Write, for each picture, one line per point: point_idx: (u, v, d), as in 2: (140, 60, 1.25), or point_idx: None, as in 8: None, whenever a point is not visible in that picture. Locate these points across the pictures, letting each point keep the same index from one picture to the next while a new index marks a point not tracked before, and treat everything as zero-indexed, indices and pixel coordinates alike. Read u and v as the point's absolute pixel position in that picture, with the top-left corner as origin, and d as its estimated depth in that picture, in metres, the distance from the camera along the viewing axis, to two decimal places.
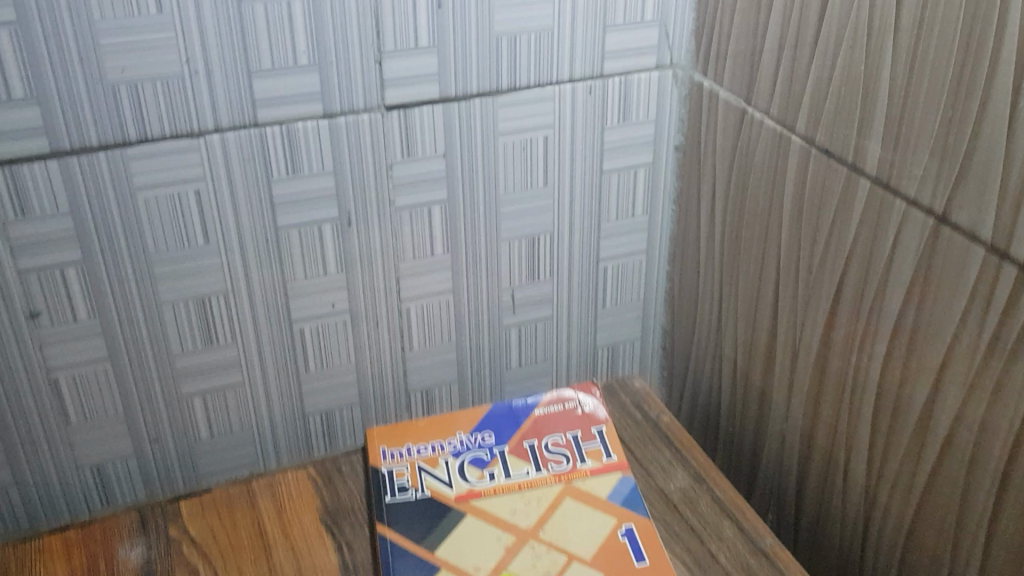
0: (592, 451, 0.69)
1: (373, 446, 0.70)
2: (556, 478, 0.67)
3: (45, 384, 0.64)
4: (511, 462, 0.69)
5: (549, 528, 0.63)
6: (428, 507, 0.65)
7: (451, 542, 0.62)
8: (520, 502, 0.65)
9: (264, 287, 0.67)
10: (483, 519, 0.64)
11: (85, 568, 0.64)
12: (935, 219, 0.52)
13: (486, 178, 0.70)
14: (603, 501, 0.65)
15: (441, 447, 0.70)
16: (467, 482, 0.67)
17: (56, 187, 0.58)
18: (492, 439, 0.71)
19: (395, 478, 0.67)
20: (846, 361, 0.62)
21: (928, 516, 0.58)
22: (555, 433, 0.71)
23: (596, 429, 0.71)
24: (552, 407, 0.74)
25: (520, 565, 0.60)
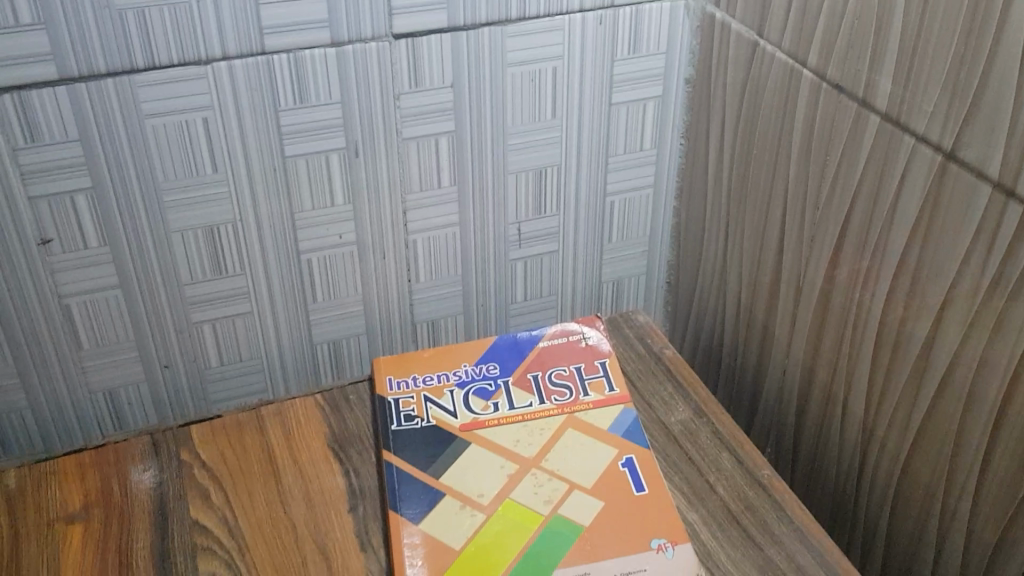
0: (595, 383, 0.70)
1: (379, 376, 0.71)
2: (559, 409, 0.68)
3: (57, 310, 0.65)
4: (515, 393, 0.70)
5: (551, 457, 0.64)
6: (434, 435, 0.66)
7: (456, 470, 0.64)
8: (523, 431, 0.67)
9: (272, 217, 0.67)
10: (486, 448, 0.65)
11: (99, 489, 0.65)
12: (943, 156, 0.52)
13: (494, 109, 0.69)
14: (604, 432, 0.66)
15: (446, 377, 0.71)
16: (471, 412, 0.68)
17: (64, 113, 0.58)
18: (497, 370, 0.72)
19: (401, 408, 0.69)
20: (849, 298, 0.62)
21: (923, 450, 0.59)
22: (559, 365, 0.72)
23: (599, 362, 0.72)
24: (556, 339, 0.74)
25: (522, 493, 0.62)
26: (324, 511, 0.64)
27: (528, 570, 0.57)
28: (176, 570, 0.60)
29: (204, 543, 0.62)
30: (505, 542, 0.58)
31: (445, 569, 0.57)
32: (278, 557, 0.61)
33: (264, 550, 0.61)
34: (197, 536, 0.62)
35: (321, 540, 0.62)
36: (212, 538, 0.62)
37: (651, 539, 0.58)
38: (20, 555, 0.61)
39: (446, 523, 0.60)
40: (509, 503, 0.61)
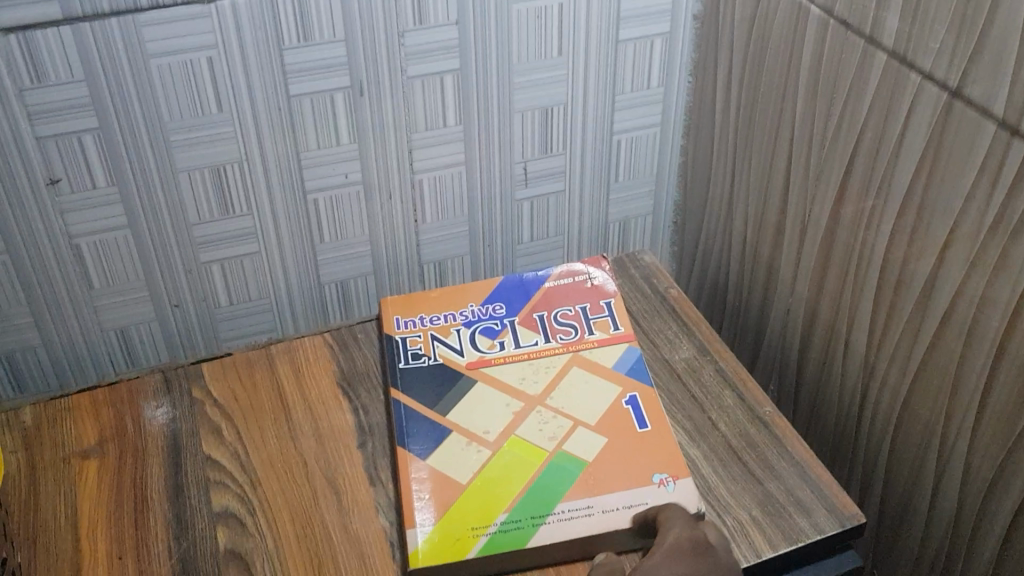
0: (600, 323, 0.71)
1: (387, 315, 0.72)
2: (564, 348, 0.69)
3: (67, 250, 0.66)
4: (521, 332, 0.71)
5: (556, 395, 0.65)
6: (441, 373, 0.67)
7: (462, 407, 0.65)
8: (528, 370, 0.67)
9: (278, 157, 0.68)
10: (492, 386, 0.66)
11: (113, 425, 0.67)
12: (949, 94, 0.52)
13: (500, 47, 0.69)
14: (609, 370, 0.67)
15: (453, 316, 0.72)
16: (478, 350, 0.69)
17: (69, 53, 0.58)
18: (503, 309, 0.72)
19: (408, 346, 0.70)
20: (854, 237, 0.63)
21: (924, 386, 0.60)
22: (564, 305, 0.73)
23: (604, 301, 0.73)
24: (562, 279, 0.75)
25: (528, 429, 0.63)
26: (333, 447, 0.65)
27: (532, 504, 0.58)
28: (190, 503, 0.62)
29: (217, 477, 0.63)
30: (510, 477, 0.60)
31: (452, 502, 0.58)
32: (289, 491, 0.62)
33: (275, 484, 0.63)
34: (209, 471, 0.64)
35: (331, 475, 0.64)
36: (225, 473, 0.64)
37: (653, 474, 0.59)
38: (38, 489, 0.63)
39: (453, 458, 0.61)
40: (514, 439, 0.62)
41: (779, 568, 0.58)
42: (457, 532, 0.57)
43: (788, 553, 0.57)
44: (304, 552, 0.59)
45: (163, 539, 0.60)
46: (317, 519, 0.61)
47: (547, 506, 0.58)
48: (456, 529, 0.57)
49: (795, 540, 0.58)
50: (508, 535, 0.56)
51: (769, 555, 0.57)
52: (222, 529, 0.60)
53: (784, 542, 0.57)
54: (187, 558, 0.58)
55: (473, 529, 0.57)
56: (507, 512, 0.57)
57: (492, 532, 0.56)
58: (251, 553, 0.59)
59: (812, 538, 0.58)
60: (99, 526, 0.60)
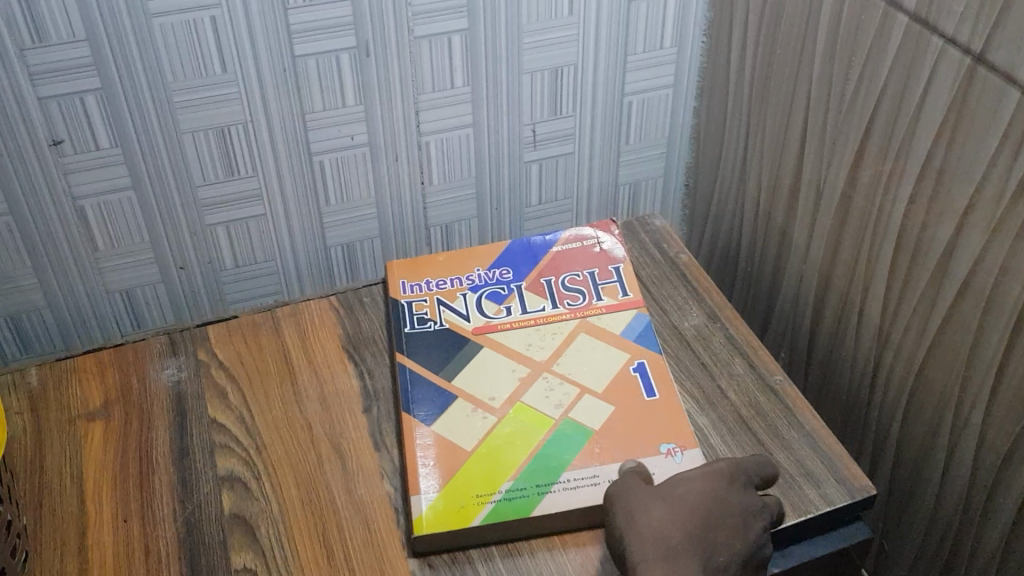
0: (608, 289, 0.70)
1: (393, 280, 0.72)
2: (572, 313, 0.68)
3: (71, 212, 0.65)
4: (528, 297, 0.70)
5: (563, 361, 0.65)
6: (447, 338, 0.67)
7: (468, 373, 0.64)
8: (535, 335, 0.67)
9: (284, 118, 0.67)
10: (498, 351, 0.66)
11: (119, 388, 0.67)
12: (972, 59, 0.50)
13: (510, 6, 0.67)
14: (616, 337, 0.66)
15: (460, 281, 0.71)
16: (484, 315, 0.68)
17: (71, 11, 0.57)
18: (510, 274, 0.72)
19: (414, 311, 0.69)
20: (869, 204, 0.61)
21: (939, 357, 0.59)
22: (572, 270, 0.72)
23: (613, 267, 0.72)
24: (570, 244, 0.74)
25: (534, 396, 0.62)
26: (339, 412, 0.65)
27: (538, 472, 0.58)
28: (196, 467, 0.62)
29: (222, 441, 0.63)
30: (515, 445, 0.59)
31: (456, 470, 0.58)
32: (294, 456, 0.62)
33: (280, 449, 0.63)
34: (215, 435, 0.64)
35: (336, 440, 0.63)
36: (230, 437, 0.64)
37: (660, 444, 0.59)
38: (44, 451, 0.63)
39: (458, 425, 0.61)
40: (520, 406, 0.62)
41: (787, 539, 0.58)
42: (462, 500, 0.56)
43: (796, 524, 0.57)
44: (309, 517, 0.59)
45: (168, 502, 0.60)
46: (323, 484, 0.61)
47: (552, 475, 0.57)
48: (460, 497, 0.56)
49: (803, 512, 0.57)
50: (512, 504, 0.56)
51: (777, 526, 0.56)
52: (227, 493, 0.60)
53: (793, 514, 0.57)
54: (192, 521, 0.59)
55: (477, 497, 0.56)
56: (512, 480, 0.57)
57: (497, 500, 0.56)
58: (256, 518, 0.59)
59: (820, 510, 0.57)
60: (106, 489, 0.60)
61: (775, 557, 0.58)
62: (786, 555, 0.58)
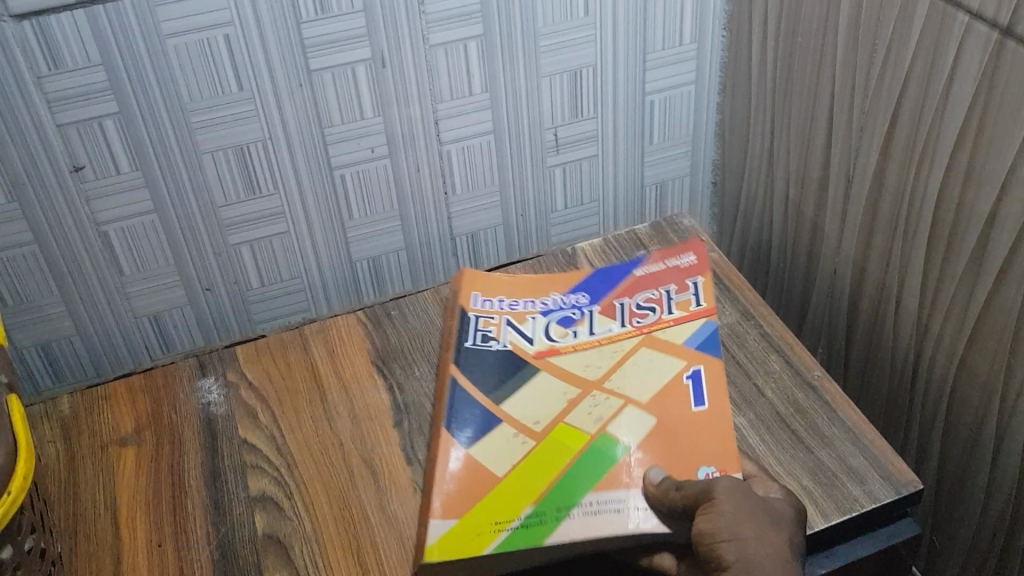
0: (681, 302, 0.68)
1: (465, 292, 0.70)
2: (637, 331, 0.66)
3: (95, 237, 0.65)
4: (599, 319, 0.68)
5: (618, 378, 0.62)
6: (500, 355, 0.65)
7: (518, 398, 0.62)
8: (594, 358, 0.65)
9: (303, 133, 0.66)
10: (555, 374, 0.64)
11: (150, 413, 0.66)
12: (1000, 33, 0.48)
13: (525, 9, 0.66)
14: (679, 350, 0.64)
15: (532, 304, 0.69)
16: (549, 338, 0.66)
17: (84, 37, 0.57)
18: (585, 298, 0.70)
19: (480, 328, 0.67)
20: (901, 190, 0.60)
21: (981, 343, 0.57)
22: (649, 289, 0.69)
23: (690, 281, 0.69)
24: (651, 266, 0.71)
25: (578, 416, 0.60)
26: (370, 427, 0.65)
27: (560, 499, 0.55)
28: (228, 489, 0.61)
29: (253, 462, 0.63)
30: (545, 470, 0.57)
31: (482, 496, 0.56)
32: (326, 474, 0.62)
33: (312, 468, 0.62)
34: (246, 455, 0.63)
35: (368, 456, 0.63)
36: (262, 457, 0.63)
37: (697, 469, 0.55)
38: (77, 478, 0.63)
39: (496, 448, 0.59)
40: (564, 427, 0.60)
41: (832, 539, 0.55)
42: (478, 526, 0.54)
43: (840, 522, 0.54)
44: (342, 535, 0.58)
45: (201, 525, 0.59)
46: (355, 501, 0.60)
47: (573, 497, 0.55)
48: (478, 523, 0.54)
49: (847, 509, 0.55)
50: (529, 530, 0.53)
51: (820, 525, 0.54)
52: (260, 513, 0.60)
53: (837, 511, 0.55)
54: (225, 544, 0.58)
55: (496, 523, 0.54)
56: (532, 506, 0.54)
57: (514, 526, 0.53)
58: (290, 538, 0.58)
59: (865, 507, 0.55)
60: (139, 513, 0.60)
61: (819, 557, 0.55)
62: (831, 555, 0.55)
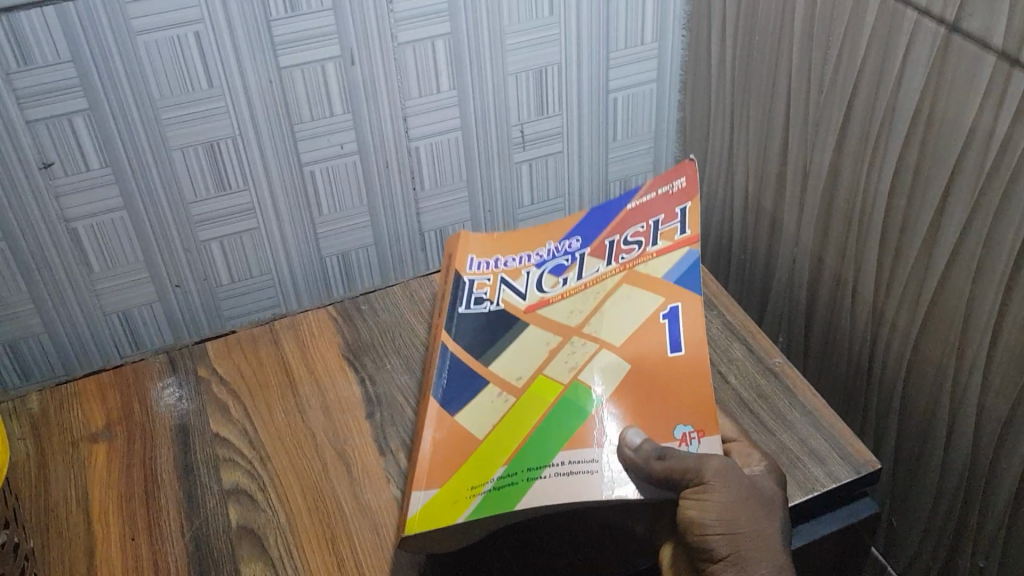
0: (666, 232, 0.58)
1: (462, 253, 0.64)
2: (619, 267, 0.58)
3: (65, 234, 0.65)
4: (588, 262, 0.61)
5: (598, 321, 0.57)
6: (492, 316, 0.59)
7: (500, 354, 0.57)
8: (578, 297, 0.58)
9: (273, 130, 0.67)
10: (537, 321, 0.58)
11: (121, 409, 0.67)
12: (947, 29, 0.51)
13: (490, 8, 0.68)
14: (658, 283, 0.56)
15: (527, 258, 0.63)
16: (540, 290, 0.60)
17: (53, 33, 0.58)
18: (578, 241, 0.62)
19: (474, 290, 0.61)
20: (856, 182, 0.62)
21: (934, 329, 0.59)
22: (638, 222, 0.60)
23: (678, 208, 0.59)
24: (646, 196, 0.62)
25: (555, 366, 0.55)
26: (342, 420, 0.65)
27: (532, 456, 0.50)
28: (201, 482, 0.62)
29: (226, 455, 0.63)
30: (517, 428, 0.52)
31: (458, 465, 0.51)
32: (299, 465, 0.62)
33: (285, 460, 0.63)
34: (218, 448, 0.64)
35: (341, 448, 0.63)
36: (235, 450, 0.64)
37: (674, 428, 0.51)
38: (49, 475, 0.63)
39: (474, 412, 0.54)
40: (541, 381, 0.55)
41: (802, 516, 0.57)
42: (454, 493, 0.49)
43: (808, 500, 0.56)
44: (317, 524, 0.59)
45: (175, 518, 0.59)
46: (329, 491, 0.61)
47: (547, 455, 0.50)
48: (453, 491, 0.50)
49: (809, 489, 0.57)
50: (505, 490, 0.49)
51: (792, 501, 0.56)
52: (234, 505, 0.60)
53: (799, 492, 0.57)
54: (200, 536, 0.58)
55: (470, 490, 0.49)
56: (504, 467, 0.50)
57: (489, 489, 0.49)
58: (264, 528, 0.58)
59: (827, 487, 0.57)
60: (112, 508, 0.60)
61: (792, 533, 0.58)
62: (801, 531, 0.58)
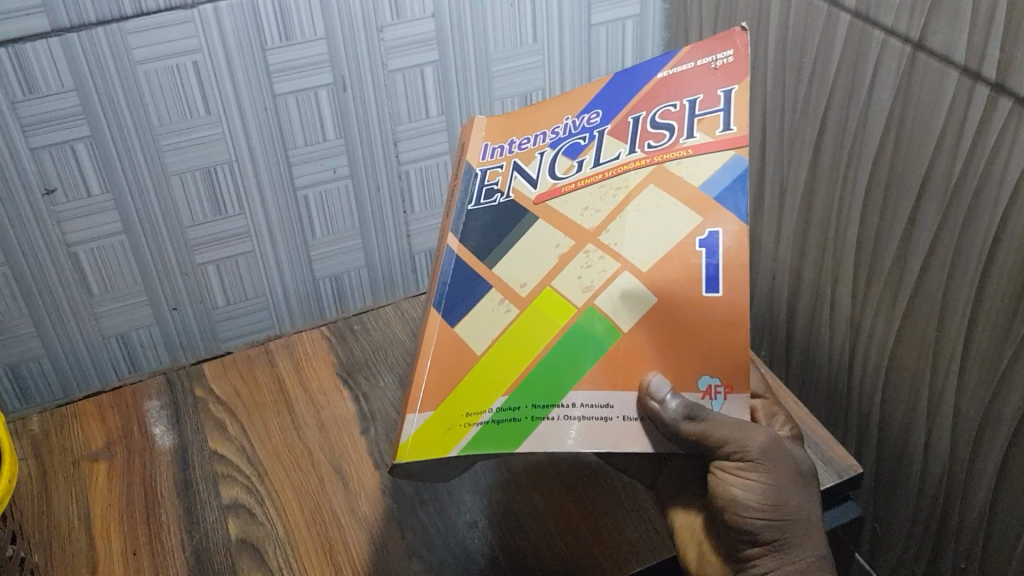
0: (706, 121, 0.47)
1: (475, 141, 0.55)
2: (647, 159, 0.48)
3: (65, 258, 0.67)
4: (608, 146, 0.50)
5: (617, 230, 0.47)
6: (502, 212, 0.51)
7: (511, 254, 0.49)
8: (595, 191, 0.48)
9: (268, 155, 0.69)
10: (549, 218, 0.49)
11: (120, 431, 0.69)
12: (912, 47, 0.53)
13: (477, 38, 0.71)
14: (691, 193, 0.46)
15: (543, 137, 0.53)
16: (552, 176, 0.50)
17: (58, 62, 0.60)
18: (599, 115, 0.51)
19: (485, 181, 0.53)
20: (831, 197, 0.64)
21: (908, 336, 0.61)
22: (669, 100, 0.49)
23: (722, 90, 0.48)
24: (681, 67, 0.50)
25: (566, 277, 0.47)
26: (337, 435, 0.67)
27: (538, 389, 0.46)
28: (201, 497, 0.63)
29: (225, 471, 0.65)
30: (523, 348, 0.47)
31: (457, 383, 0.47)
32: (296, 480, 0.64)
33: (282, 474, 0.64)
34: (216, 465, 0.65)
35: (337, 462, 0.65)
36: (232, 466, 0.65)
37: (699, 377, 0.45)
38: (51, 494, 0.64)
39: (479, 324, 0.48)
40: (550, 295, 0.47)
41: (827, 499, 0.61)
42: (448, 418, 0.46)
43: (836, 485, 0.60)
44: (315, 536, 0.60)
45: (175, 533, 0.61)
46: (326, 504, 0.62)
47: (555, 394, 0.45)
48: (448, 415, 0.46)
49: None
50: (502, 431, 0.45)
51: (825, 483, 0.60)
52: (233, 519, 0.61)
53: None
54: (200, 549, 0.60)
55: (465, 417, 0.46)
56: (505, 397, 0.46)
57: (486, 422, 0.45)
58: (264, 541, 0.60)
59: None
60: (113, 523, 0.62)
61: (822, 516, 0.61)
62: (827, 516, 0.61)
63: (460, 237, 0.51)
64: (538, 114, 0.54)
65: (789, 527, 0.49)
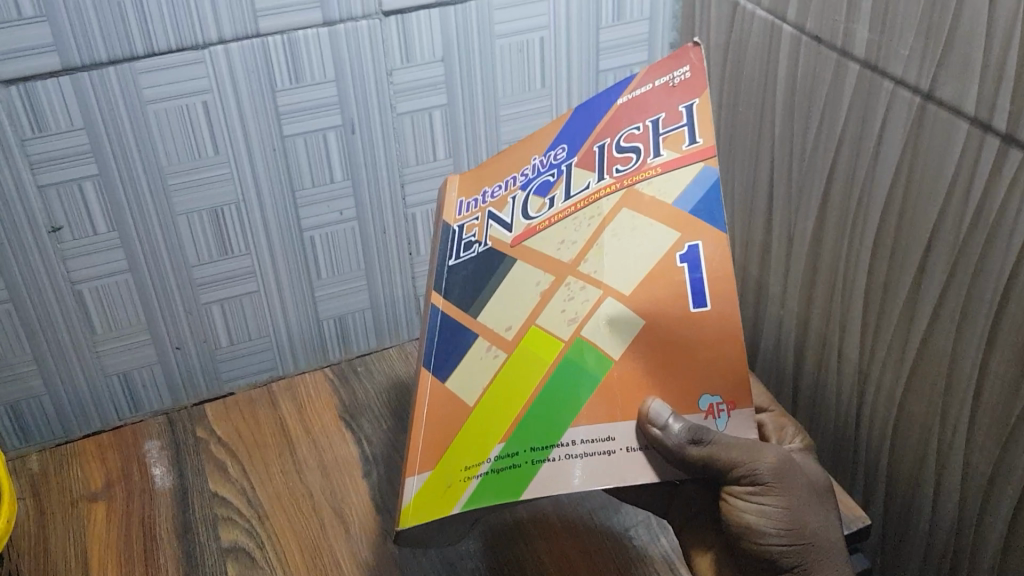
0: (671, 138, 0.46)
1: (450, 200, 0.56)
2: (618, 185, 0.47)
3: (69, 295, 0.67)
4: (575, 177, 0.49)
5: (596, 258, 0.46)
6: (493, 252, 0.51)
7: (497, 299, 0.49)
8: (570, 223, 0.48)
9: (275, 195, 0.69)
10: (528, 258, 0.49)
11: (120, 471, 0.68)
12: (921, 97, 0.54)
13: (485, 85, 0.71)
14: (667, 211, 0.45)
15: (512, 181, 0.53)
16: (526, 217, 0.50)
17: (69, 101, 0.60)
18: (565, 150, 0.51)
19: (464, 235, 0.53)
20: (839, 246, 0.64)
21: (917, 386, 0.61)
22: (632, 122, 0.48)
23: (683, 106, 0.47)
24: (641, 88, 0.49)
25: (549, 313, 0.47)
26: (339, 479, 0.66)
27: (535, 431, 0.45)
28: (201, 540, 0.62)
29: (225, 514, 0.64)
30: (514, 390, 0.46)
31: (454, 436, 0.47)
32: (297, 524, 0.63)
33: (283, 518, 0.63)
34: (217, 507, 0.64)
35: (338, 506, 0.64)
36: (233, 509, 0.64)
37: (701, 398, 0.44)
38: (48, 535, 0.63)
39: (471, 374, 0.48)
40: (535, 333, 0.47)
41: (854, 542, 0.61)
42: (449, 473, 0.46)
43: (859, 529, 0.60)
44: None
45: None
46: (327, 549, 0.61)
47: (552, 434, 0.44)
48: (448, 471, 0.46)
49: None
50: (502, 479, 0.44)
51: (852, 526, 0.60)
52: (232, 563, 0.60)
53: None
54: None
55: (464, 471, 0.45)
56: (501, 444, 0.45)
57: (485, 473, 0.45)
58: None
59: None
60: (111, 565, 0.61)
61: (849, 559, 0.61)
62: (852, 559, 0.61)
63: (466, 280, 0.51)
64: (505, 161, 0.54)
65: (810, 551, 0.49)
